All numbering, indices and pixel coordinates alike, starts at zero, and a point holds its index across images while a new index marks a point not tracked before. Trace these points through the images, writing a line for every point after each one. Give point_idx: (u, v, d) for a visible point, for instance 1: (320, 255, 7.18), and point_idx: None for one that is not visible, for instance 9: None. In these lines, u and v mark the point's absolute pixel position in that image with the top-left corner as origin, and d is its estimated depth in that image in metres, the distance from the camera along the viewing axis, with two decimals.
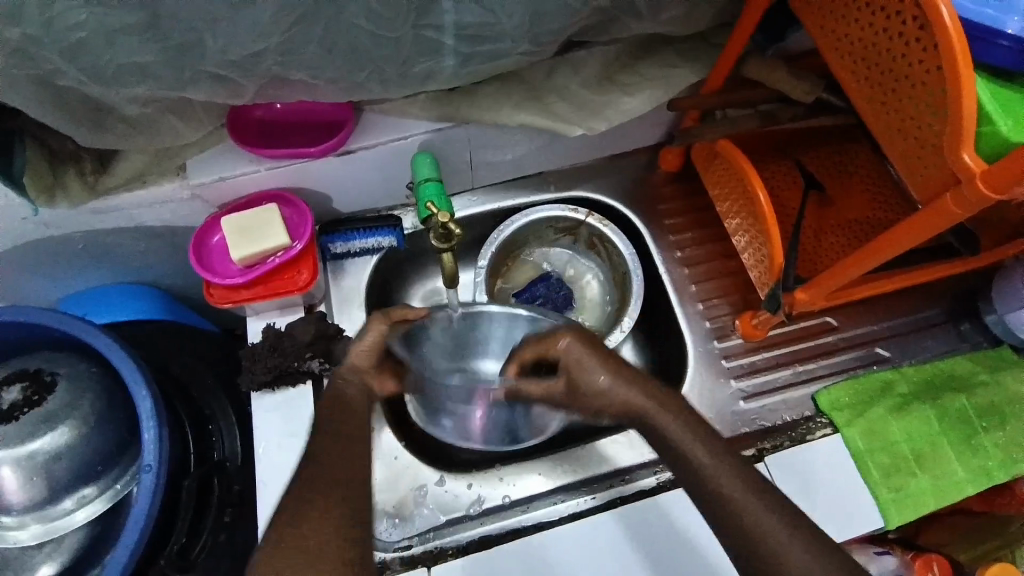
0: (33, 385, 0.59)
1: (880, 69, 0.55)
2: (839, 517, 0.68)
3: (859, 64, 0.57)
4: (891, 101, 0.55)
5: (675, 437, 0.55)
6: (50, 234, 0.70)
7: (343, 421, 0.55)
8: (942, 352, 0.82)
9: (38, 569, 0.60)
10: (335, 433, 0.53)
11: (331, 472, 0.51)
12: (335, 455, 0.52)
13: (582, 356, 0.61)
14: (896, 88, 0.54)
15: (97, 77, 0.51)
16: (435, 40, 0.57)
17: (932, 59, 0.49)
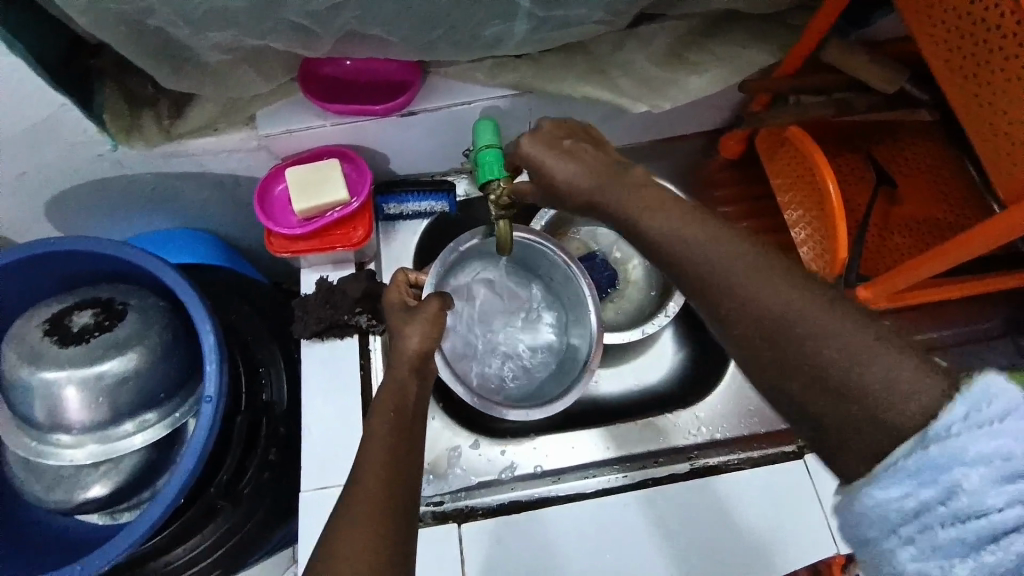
0: (104, 313, 0.62)
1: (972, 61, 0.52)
2: None
3: (952, 54, 0.53)
4: (987, 95, 0.51)
5: (669, 234, 0.48)
6: (123, 173, 0.73)
7: (403, 424, 0.54)
8: (1003, 365, 0.78)
9: (90, 488, 0.61)
10: (391, 415, 0.54)
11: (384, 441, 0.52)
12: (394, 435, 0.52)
13: (546, 140, 0.55)
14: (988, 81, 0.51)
15: (185, 18, 0.53)
16: (510, 3, 0.56)
17: None
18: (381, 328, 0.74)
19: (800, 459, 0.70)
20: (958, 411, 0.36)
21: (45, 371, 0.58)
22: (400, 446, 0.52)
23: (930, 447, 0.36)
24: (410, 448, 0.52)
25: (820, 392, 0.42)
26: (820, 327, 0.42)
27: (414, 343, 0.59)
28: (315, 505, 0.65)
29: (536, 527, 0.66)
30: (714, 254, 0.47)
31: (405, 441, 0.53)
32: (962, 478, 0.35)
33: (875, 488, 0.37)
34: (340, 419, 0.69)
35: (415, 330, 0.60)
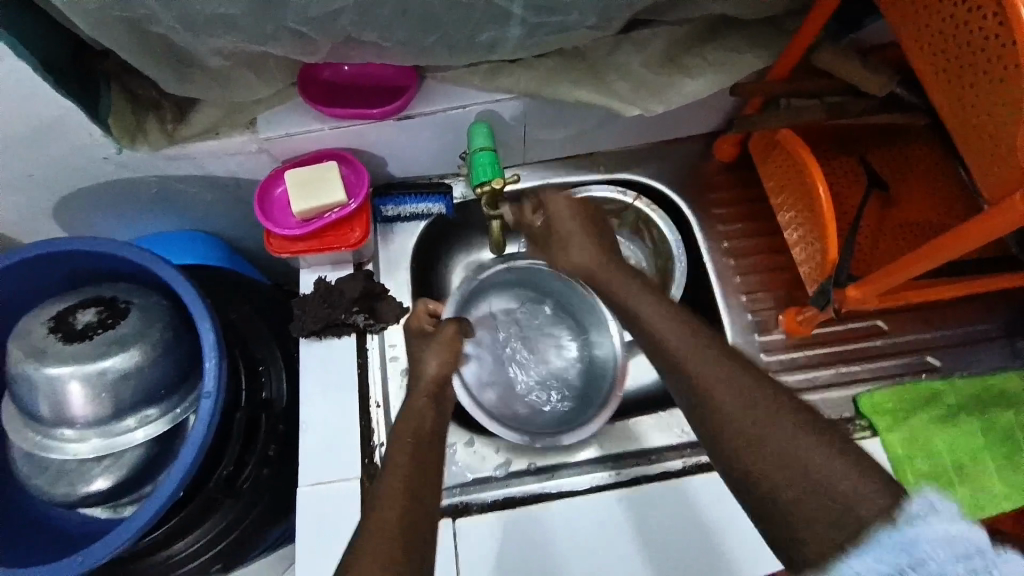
0: (108, 311, 0.64)
1: (959, 62, 0.52)
2: None
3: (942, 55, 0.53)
4: (972, 96, 0.51)
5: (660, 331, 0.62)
6: (127, 176, 0.75)
7: (421, 453, 0.59)
8: (997, 366, 0.78)
9: (94, 481, 0.63)
10: (413, 437, 0.60)
11: (410, 456, 0.58)
12: (417, 452, 0.59)
13: (564, 197, 0.76)
14: (975, 82, 0.51)
15: (187, 24, 0.54)
16: (503, 9, 0.57)
17: (1011, 54, 0.46)
18: (378, 327, 0.75)
19: None
20: (920, 504, 0.43)
21: (50, 366, 0.60)
22: (423, 463, 0.58)
23: (893, 532, 0.42)
24: (428, 484, 0.56)
25: (769, 469, 0.50)
26: (764, 402, 0.54)
27: (432, 368, 0.69)
28: (313, 501, 0.67)
29: (528, 522, 0.67)
30: (710, 348, 0.58)
31: (422, 478, 0.57)
32: (927, 550, 0.40)
33: (852, 560, 0.42)
34: (337, 415, 0.70)
35: (434, 355, 0.70)
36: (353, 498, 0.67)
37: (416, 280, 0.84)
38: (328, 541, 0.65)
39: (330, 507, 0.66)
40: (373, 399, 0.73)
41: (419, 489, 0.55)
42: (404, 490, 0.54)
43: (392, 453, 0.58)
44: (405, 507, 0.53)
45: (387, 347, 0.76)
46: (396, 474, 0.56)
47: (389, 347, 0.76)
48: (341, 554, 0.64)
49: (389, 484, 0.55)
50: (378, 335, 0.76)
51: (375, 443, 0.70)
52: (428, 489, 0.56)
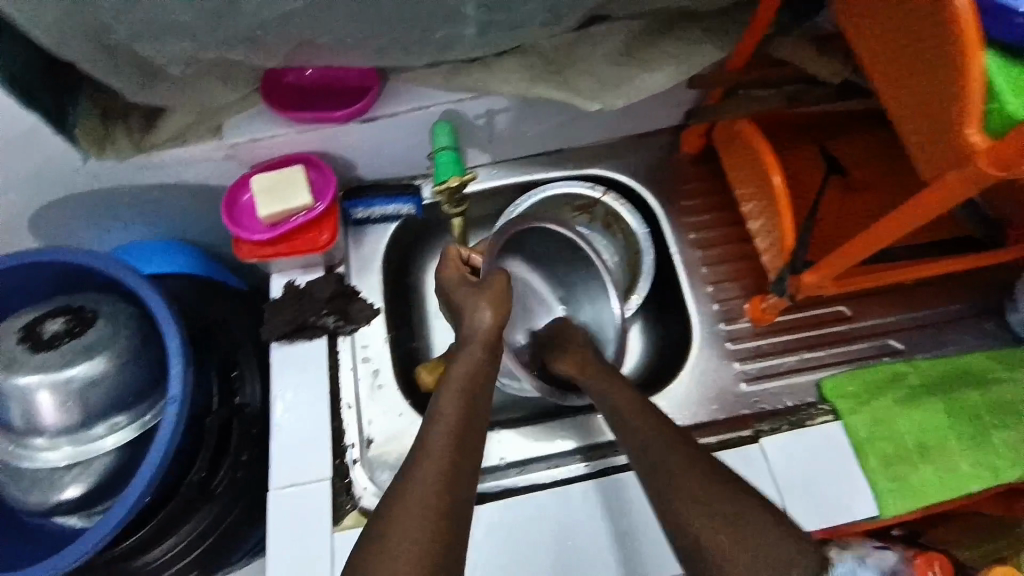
0: (75, 320, 0.64)
1: (891, 28, 0.49)
2: (801, 506, 0.68)
3: (869, 30, 0.52)
4: (900, 67, 0.49)
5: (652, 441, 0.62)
6: (98, 186, 0.76)
7: (468, 427, 0.59)
8: (960, 347, 0.80)
9: (66, 490, 0.64)
10: (462, 407, 0.60)
11: (454, 434, 0.58)
12: (460, 426, 0.58)
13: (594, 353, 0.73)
14: (902, 53, 0.48)
15: (143, 34, 0.55)
16: (456, 8, 0.58)
17: (938, 28, 0.43)
18: (349, 328, 0.77)
19: (757, 443, 0.71)
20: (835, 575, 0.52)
21: (19, 376, 0.61)
22: (465, 438, 0.58)
23: None
24: (469, 458, 0.57)
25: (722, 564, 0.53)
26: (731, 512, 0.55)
27: (488, 318, 0.66)
28: (285, 502, 0.67)
29: (495, 518, 0.67)
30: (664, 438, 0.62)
31: (462, 454, 0.56)
32: None
33: None
34: (309, 417, 0.71)
35: (485, 304, 0.67)
36: (326, 497, 0.68)
37: (389, 281, 0.85)
38: (301, 542, 0.66)
39: (303, 506, 0.68)
40: (345, 401, 0.74)
41: (458, 466, 0.56)
42: (444, 476, 0.54)
43: (435, 422, 0.59)
44: (440, 490, 0.53)
45: (359, 348, 0.78)
46: (435, 450, 0.56)
47: (361, 347, 0.78)
48: (314, 549, 0.66)
49: (429, 461, 0.55)
50: (350, 337, 0.78)
51: (347, 444, 0.72)
52: (466, 464, 0.56)
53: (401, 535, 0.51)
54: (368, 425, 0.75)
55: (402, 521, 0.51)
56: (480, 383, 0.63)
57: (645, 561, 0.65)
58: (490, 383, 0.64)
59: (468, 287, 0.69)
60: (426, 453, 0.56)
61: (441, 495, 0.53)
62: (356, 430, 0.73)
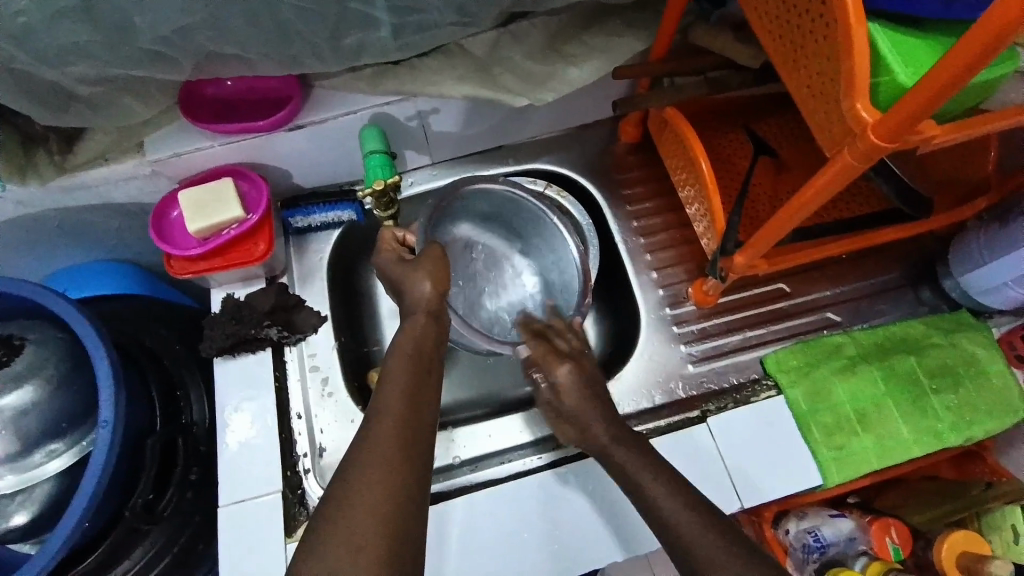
0: (3, 349, 0.63)
1: (786, 11, 0.50)
2: (721, 491, 0.69)
3: (766, 19, 0.53)
4: (797, 51, 0.50)
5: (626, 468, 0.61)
6: (24, 213, 0.74)
7: (419, 395, 0.58)
8: (897, 316, 0.82)
9: (12, 517, 0.63)
10: (414, 372, 0.59)
11: (407, 401, 0.57)
12: (413, 393, 0.58)
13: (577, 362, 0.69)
14: (798, 35, 0.49)
15: (40, 56, 0.54)
16: (364, 13, 0.58)
17: (828, 8, 0.45)
18: (295, 338, 0.76)
19: (704, 422, 0.73)
20: None
21: None
22: (418, 403, 0.57)
23: None
24: (426, 424, 0.56)
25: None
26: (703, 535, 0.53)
27: (428, 289, 0.65)
28: (235, 518, 0.67)
29: (449, 518, 0.67)
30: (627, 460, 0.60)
31: (416, 422, 0.56)
32: None
33: None
34: (258, 431, 0.71)
35: (423, 276, 0.66)
36: (277, 511, 0.67)
37: (336, 289, 0.84)
38: (251, 556, 0.65)
39: (253, 522, 0.66)
40: (294, 411, 0.73)
41: (415, 432, 0.55)
42: (399, 441, 0.53)
43: (385, 389, 0.58)
44: (399, 453, 0.52)
45: (307, 357, 0.78)
46: (389, 417, 0.55)
47: (309, 357, 0.78)
48: (266, 564, 0.65)
49: (382, 429, 0.54)
50: (297, 347, 0.77)
51: (298, 454, 0.72)
52: (421, 431, 0.56)
53: (357, 508, 0.49)
54: (321, 434, 0.75)
55: (364, 484, 0.50)
56: (431, 348, 0.63)
57: (599, 546, 0.67)
58: (439, 349, 0.64)
59: (406, 263, 0.68)
60: (381, 421, 0.55)
61: (401, 459, 0.52)
62: (308, 440, 0.73)
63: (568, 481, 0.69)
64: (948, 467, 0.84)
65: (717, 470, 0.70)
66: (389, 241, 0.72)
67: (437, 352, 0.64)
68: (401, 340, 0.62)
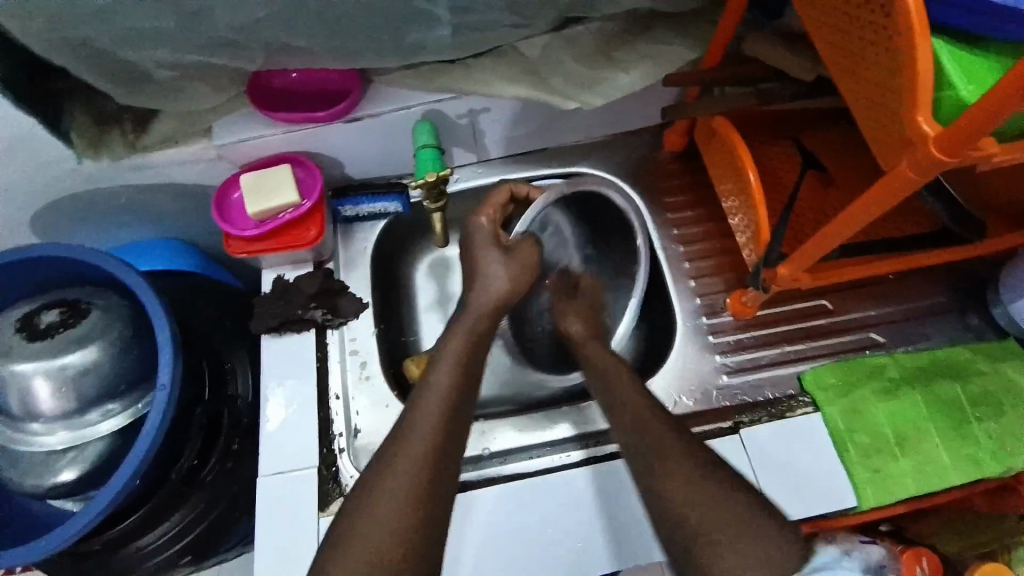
0: (70, 312, 0.66)
1: (847, 23, 0.50)
2: (788, 491, 0.68)
3: (825, 30, 0.54)
4: (858, 62, 0.50)
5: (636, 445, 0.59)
6: (95, 188, 0.79)
7: (463, 391, 0.61)
8: (941, 340, 0.80)
9: (60, 473, 0.65)
10: (461, 367, 0.63)
11: (450, 399, 0.60)
12: (456, 389, 0.61)
13: (589, 293, 0.80)
14: (859, 47, 0.49)
15: (126, 40, 0.58)
16: (426, 11, 0.61)
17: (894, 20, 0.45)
18: (337, 322, 0.79)
19: (735, 433, 0.72)
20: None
21: (15, 363, 0.62)
22: (458, 398, 0.60)
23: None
24: (461, 421, 0.59)
25: None
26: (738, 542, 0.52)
27: (505, 280, 0.71)
28: (271, 489, 0.69)
29: (476, 507, 0.68)
30: (654, 462, 0.57)
31: (454, 419, 0.59)
32: None
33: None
34: (297, 407, 0.73)
35: (508, 267, 0.72)
36: (310, 486, 0.69)
37: (377, 278, 0.87)
38: (282, 529, 0.67)
39: (287, 494, 0.69)
40: (332, 392, 0.76)
41: (450, 429, 0.58)
42: (434, 435, 0.57)
43: (434, 379, 0.62)
44: (433, 445, 0.56)
45: (347, 341, 0.80)
46: (429, 409, 0.59)
47: (349, 341, 0.80)
48: (296, 535, 0.67)
49: (418, 423, 0.58)
50: (338, 330, 0.80)
51: (334, 433, 0.74)
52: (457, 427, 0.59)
53: (388, 496, 0.53)
54: (356, 416, 0.77)
55: (395, 479, 0.54)
56: (482, 347, 0.66)
57: (623, 547, 0.66)
58: (484, 344, 0.67)
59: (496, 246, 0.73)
60: (418, 418, 0.58)
61: (431, 455, 0.56)
62: (344, 420, 0.75)
63: (594, 481, 0.69)
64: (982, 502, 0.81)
65: (781, 472, 0.69)
66: (490, 212, 0.75)
67: (479, 355, 0.66)
68: (450, 342, 0.65)
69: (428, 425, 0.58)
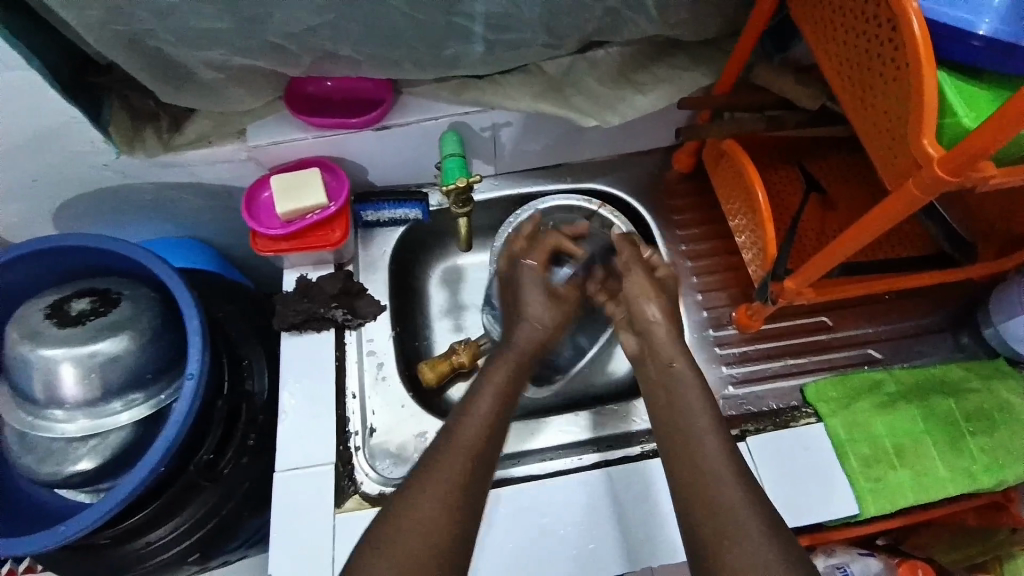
0: (101, 301, 0.67)
1: (858, 55, 0.55)
2: (788, 501, 0.70)
3: (836, 61, 0.58)
4: (867, 91, 0.55)
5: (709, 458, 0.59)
6: (123, 183, 0.81)
7: (500, 419, 0.64)
8: (936, 358, 0.84)
9: (78, 462, 0.65)
10: (497, 391, 0.66)
11: (491, 421, 0.63)
12: (498, 410, 0.64)
13: (648, 289, 0.72)
14: (868, 77, 0.54)
15: (182, 39, 0.61)
16: (465, 27, 0.65)
17: (901, 53, 0.50)
18: (356, 323, 0.80)
19: (742, 441, 0.75)
20: None
21: (44, 348, 0.63)
22: (495, 421, 0.63)
23: None
24: (499, 425, 0.64)
25: None
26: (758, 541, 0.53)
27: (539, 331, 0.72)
28: (286, 484, 0.70)
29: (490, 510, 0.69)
30: (708, 475, 0.58)
31: (490, 442, 0.62)
32: None
33: None
34: (318, 407, 0.74)
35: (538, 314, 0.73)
36: (328, 480, 0.70)
37: (394, 282, 0.89)
38: (299, 523, 0.68)
39: (302, 489, 0.69)
40: (349, 390, 0.77)
41: (489, 435, 0.62)
42: (473, 447, 0.60)
43: (475, 403, 0.64)
44: (470, 455, 0.60)
45: (365, 342, 0.81)
46: (470, 424, 0.62)
47: (367, 342, 0.81)
48: (314, 527, 0.68)
49: (459, 438, 0.61)
50: (357, 331, 0.81)
51: (350, 431, 0.75)
52: (495, 443, 0.62)
53: (423, 500, 0.56)
54: (371, 415, 0.78)
55: (437, 482, 0.57)
56: (513, 396, 0.67)
57: (636, 549, 0.68)
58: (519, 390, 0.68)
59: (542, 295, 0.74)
60: (458, 436, 0.61)
61: (469, 459, 0.59)
62: (360, 419, 0.76)
63: (607, 488, 0.70)
64: (974, 515, 0.82)
65: (784, 481, 0.72)
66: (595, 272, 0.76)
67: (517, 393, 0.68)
68: (494, 373, 0.68)
69: (471, 436, 0.61)
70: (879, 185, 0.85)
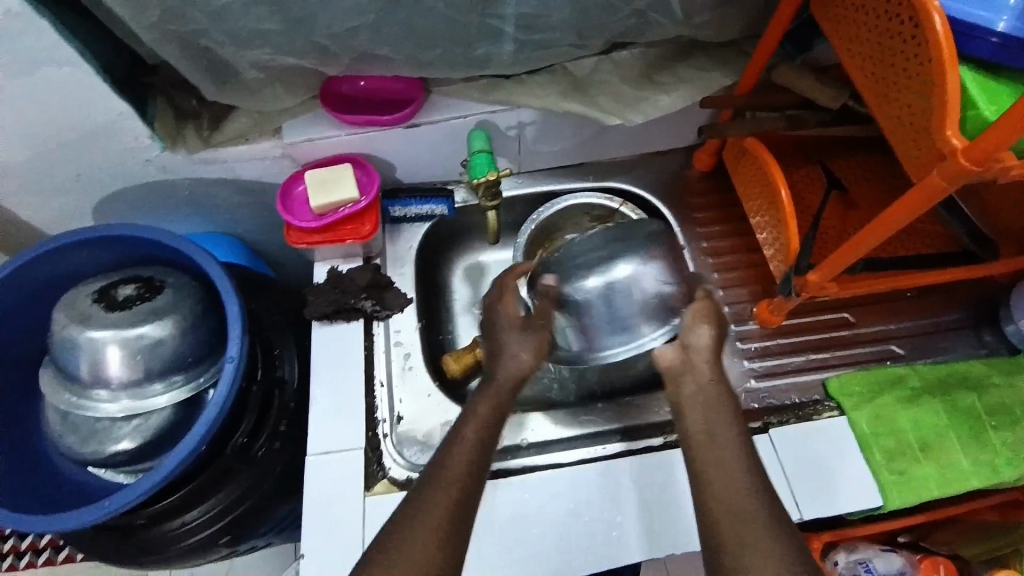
0: (146, 288, 0.70)
1: (881, 52, 0.56)
2: (811, 492, 0.71)
3: (858, 58, 0.60)
4: (891, 87, 0.56)
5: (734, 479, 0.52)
6: (164, 178, 0.84)
7: (485, 444, 0.57)
8: (957, 354, 0.84)
9: (121, 440, 0.68)
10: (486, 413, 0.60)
11: (480, 443, 0.57)
12: (484, 430, 0.58)
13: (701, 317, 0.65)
14: (891, 74, 0.56)
15: (231, 39, 0.64)
16: (497, 28, 0.67)
17: (924, 49, 0.51)
18: (384, 314, 0.82)
19: (766, 433, 0.75)
20: None
21: (93, 330, 0.66)
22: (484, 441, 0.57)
23: None
24: (489, 453, 0.57)
25: None
26: None
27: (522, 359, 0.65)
28: (317, 467, 0.72)
29: (515, 495, 0.70)
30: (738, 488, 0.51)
31: (485, 464, 0.56)
32: None
33: None
34: (349, 394, 0.77)
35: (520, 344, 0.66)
36: (359, 464, 0.72)
37: (420, 275, 0.91)
38: (330, 505, 0.70)
39: (333, 472, 0.71)
40: (377, 378, 0.79)
41: (481, 458, 0.56)
42: (468, 467, 0.55)
43: (462, 425, 0.59)
44: (465, 475, 0.54)
45: (393, 333, 0.83)
46: (461, 444, 0.57)
47: (394, 332, 0.83)
48: (344, 508, 0.70)
49: (451, 457, 0.55)
50: (385, 322, 0.83)
51: (379, 418, 0.76)
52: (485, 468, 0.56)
53: (421, 512, 0.51)
54: (399, 403, 0.79)
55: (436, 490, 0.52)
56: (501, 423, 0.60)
57: (659, 536, 0.69)
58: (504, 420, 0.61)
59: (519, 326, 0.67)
60: (454, 457, 0.55)
61: (469, 479, 0.54)
62: (387, 406, 0.78)
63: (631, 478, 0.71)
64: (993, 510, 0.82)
65: (807, 473, 0.72)
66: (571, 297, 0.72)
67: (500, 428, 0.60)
68: (483, 394, 0.62)
69: (465, 456, 0.55)
70: (899, 184, 0.86)
